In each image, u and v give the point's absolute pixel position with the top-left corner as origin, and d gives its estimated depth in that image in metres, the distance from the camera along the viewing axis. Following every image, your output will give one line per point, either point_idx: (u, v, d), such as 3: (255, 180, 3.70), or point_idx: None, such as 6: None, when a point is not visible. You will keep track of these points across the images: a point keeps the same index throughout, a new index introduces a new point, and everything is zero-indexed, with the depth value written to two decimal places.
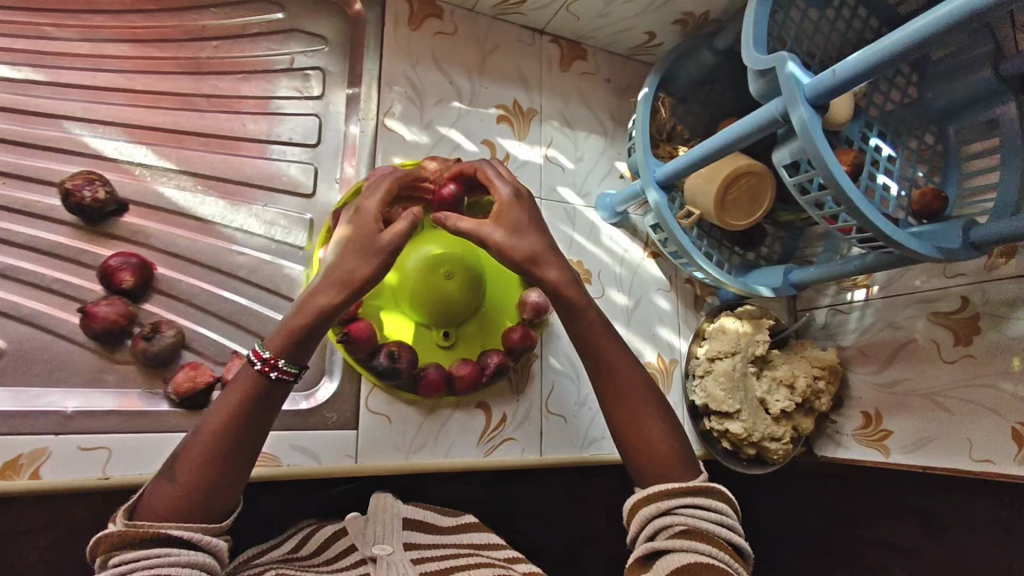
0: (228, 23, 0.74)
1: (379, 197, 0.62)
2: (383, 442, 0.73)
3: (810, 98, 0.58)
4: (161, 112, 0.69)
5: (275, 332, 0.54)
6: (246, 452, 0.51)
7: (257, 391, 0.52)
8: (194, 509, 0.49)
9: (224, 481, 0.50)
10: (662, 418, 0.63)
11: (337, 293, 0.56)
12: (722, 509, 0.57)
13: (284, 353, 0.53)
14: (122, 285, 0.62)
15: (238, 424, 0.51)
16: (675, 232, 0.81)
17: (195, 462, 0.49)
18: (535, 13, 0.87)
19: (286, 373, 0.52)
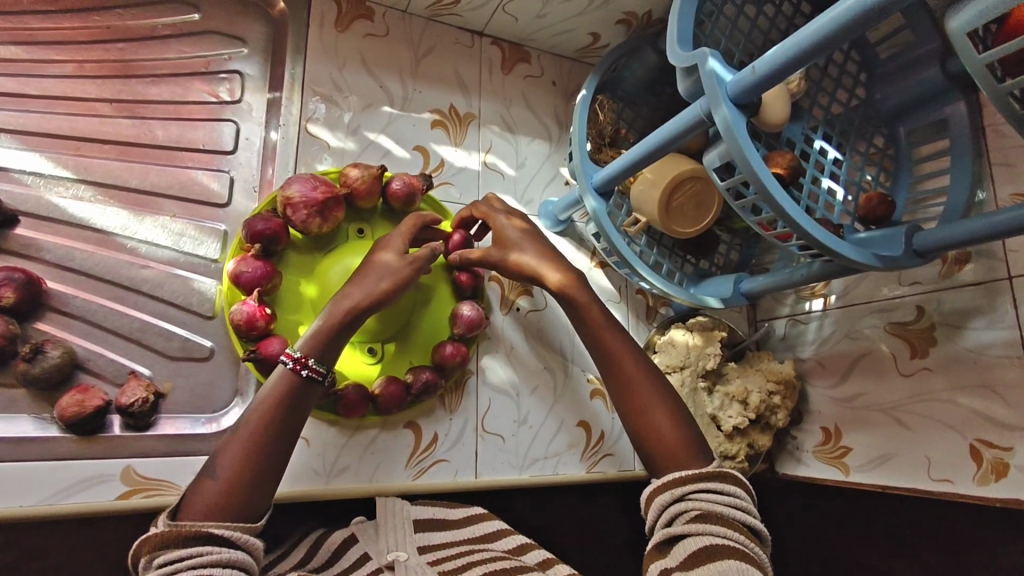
0: (137, 25, 0.72)
1: (398, 237, 0.67)
2: (300, 467, 0.67)
3: (732, 97, 0.54)
4: (58, 119, 0.66)
5: (306, 336, 0.59)
6: (284, 450, 0.55)
7: (292, 390, 0.56)
8: (236, 508, 0.50)
9: (264, 478, 0.52)
10: (659, 409, 0.63)
11: (363, 297, 0.62)
12: (737, 492, 0.56)
13: (315, 353, 0.58)
14: (1, 302, 0.58)
15: (279, 421, 0.54)
16: (615, 241, 0.77)
17: (239, 460, 0.52)
18: (471, 14, 0.84)
19: (315, 371, 0.57)
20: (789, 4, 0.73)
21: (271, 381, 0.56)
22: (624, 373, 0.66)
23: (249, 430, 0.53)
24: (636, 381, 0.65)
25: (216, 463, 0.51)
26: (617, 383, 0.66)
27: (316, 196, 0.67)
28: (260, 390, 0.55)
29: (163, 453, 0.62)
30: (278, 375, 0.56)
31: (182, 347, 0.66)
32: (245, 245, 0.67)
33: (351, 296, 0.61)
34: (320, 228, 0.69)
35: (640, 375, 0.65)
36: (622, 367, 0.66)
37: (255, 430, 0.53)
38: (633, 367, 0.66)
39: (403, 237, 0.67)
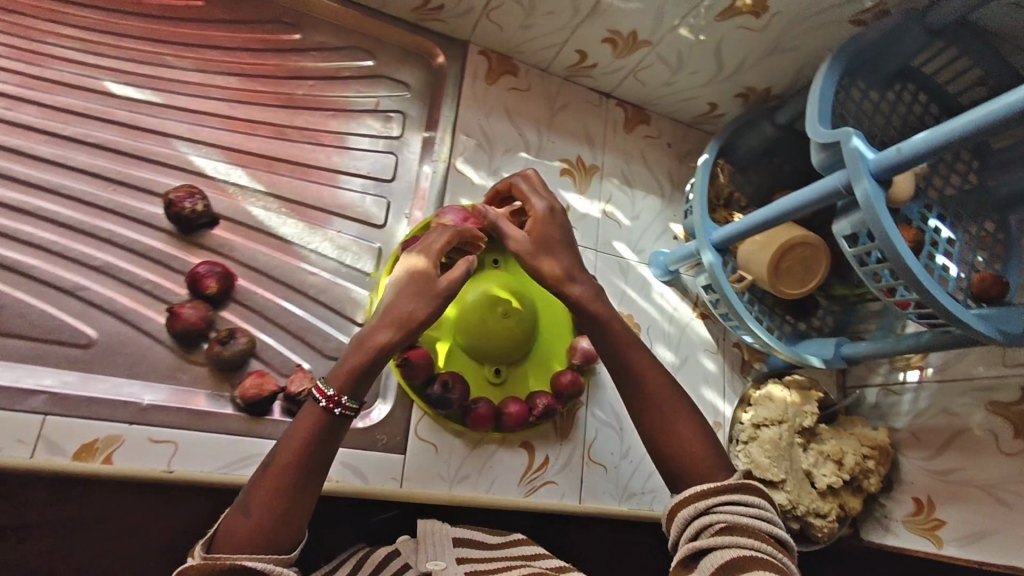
0: (324, 66, 0.82)
1: (440, 243, 0.64)
2: (428, 470, 0.73)
3: (874, 173, 0.60)
4: (256, 139, 0.76)
5: (335, 366, 0.55)
6: (315, 483, 0.52)
7: (321, 420, 0.52)
8: (269, 541, 0.48)
9: (298, 511, 0.50)
10: (698, 422, 0.62)
11: (393, 331, 0.56)
12: (760, 503, 0.56)
13: (349, 390, 0.53)
14: (206, 291, 0.66)
15: (315, 453, 0.52)
16: (727, 294, 0.82)
17: (272, 491, 0.50)
18: (604, 78, 0.93)
19: (348, 410, 0.53)
20: (908, 94, 0.78)
21: (299, 414, 0.53)
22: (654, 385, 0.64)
23: (279, 466, 0.50)
24: (666, 397, 0.63)
25: (249, 499, 0.50)
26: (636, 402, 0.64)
27: (466, 226, 0.75)
28: (290, 424, 0.53)
29: None
30: (308, 411, 0.53)
31: (337, 348, 0.73)
32: (400, 263, 0.75)
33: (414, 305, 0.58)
34: (464, 255, 0.76)
35: (665, 389, 0.64)
36: (643, 380, 0.65)
37: (286, 461, 0.50)
38: (655, 378, 0.65)
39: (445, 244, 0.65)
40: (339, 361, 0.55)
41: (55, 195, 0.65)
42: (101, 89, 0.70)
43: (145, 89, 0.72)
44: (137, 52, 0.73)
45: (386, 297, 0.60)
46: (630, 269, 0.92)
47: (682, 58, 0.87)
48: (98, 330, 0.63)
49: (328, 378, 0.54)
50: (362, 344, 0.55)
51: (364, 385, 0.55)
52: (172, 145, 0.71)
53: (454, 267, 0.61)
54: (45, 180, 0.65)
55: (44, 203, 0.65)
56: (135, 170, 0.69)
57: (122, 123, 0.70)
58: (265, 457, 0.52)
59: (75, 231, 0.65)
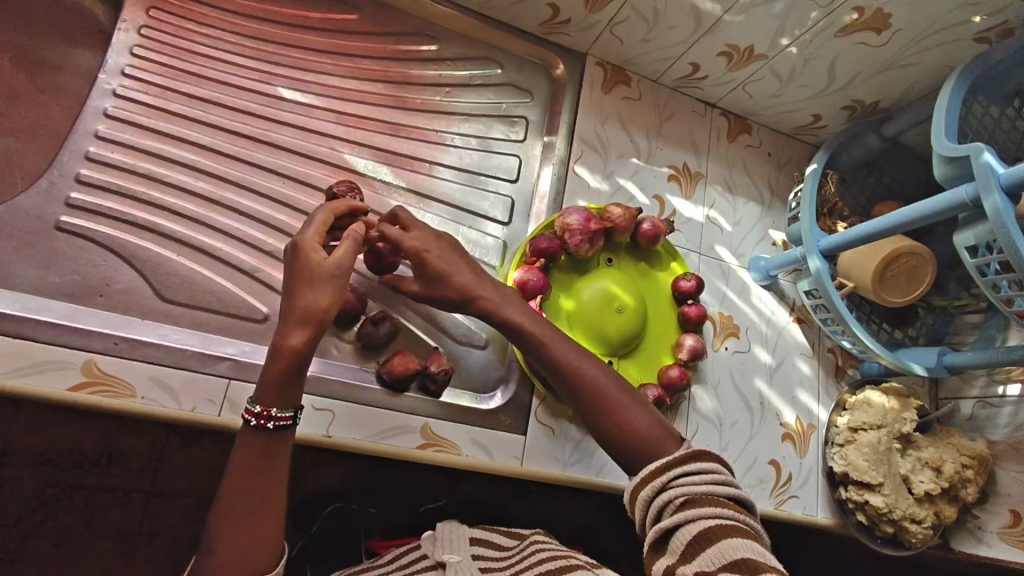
0: (458, 74, 0.89)
1: (315, 226, 0.61)
2: (545, 451, 0.78)
3: (1004, 187, 0.62)
4: (400, 140, 0.83)
5: (260, 379, 0.54)
6: (272, 495, 0.52)
7: (259, 442, 0.52)
8: (250, 564, 0.49)
9: (264, 532, 0.51)
10: (639, 405, 0.61)
11: (305, 331, 0.54)
12: (714, 467, 0.55)
13: (274, 399, 0.53)
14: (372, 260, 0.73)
15: (258, 469, 0.52)
16: (833, 300, 0.85)
17: (235, 522, 0.50)
18: (713, 88, 0.97)
19: (282, 419, 0.53)
20: None
21: (239, 445, 0.52)
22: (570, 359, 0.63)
23: (231, 495, 0.51)
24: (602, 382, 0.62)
25: (212, 537, 0.49)
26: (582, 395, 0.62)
27: (590, 226, 0.81)
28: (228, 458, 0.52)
29: (447, 418, 0.75)
30: (243, 440, 0.52)
31: (466, 334, 0.80)
32: (528, 258, 0.81)
33: (316, 300, 0.56)
34: (588, 251, 0.82)
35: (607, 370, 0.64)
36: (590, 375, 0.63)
37: (233, 489, 0.51)
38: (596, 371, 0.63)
39: (320, 227, 0.61)
40: (262, 370, 0.54)
41: (236, 186, 0.74)
42: (274, 94, 0.79)
43: (310, 95, 0.80)
44: (304, 61, 0.81)
45: (286, 292, 0.57)
46: (731, 273, 0.96)
47: (793, 71, 0.91)
48: (271, 309, 0.71)
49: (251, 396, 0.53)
50: (276, 349, 0.53)
51: (294, 387, 0.54)
52: (333, 146, 0.79)
53: (343, 246, 0.59)
54: (230, 173, 0.74)
55: (227, 193, 0.74)
56: (300, 165, 0.77)
57: (290, 124, 0.78)
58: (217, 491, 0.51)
59: (253, 219, 0.74)
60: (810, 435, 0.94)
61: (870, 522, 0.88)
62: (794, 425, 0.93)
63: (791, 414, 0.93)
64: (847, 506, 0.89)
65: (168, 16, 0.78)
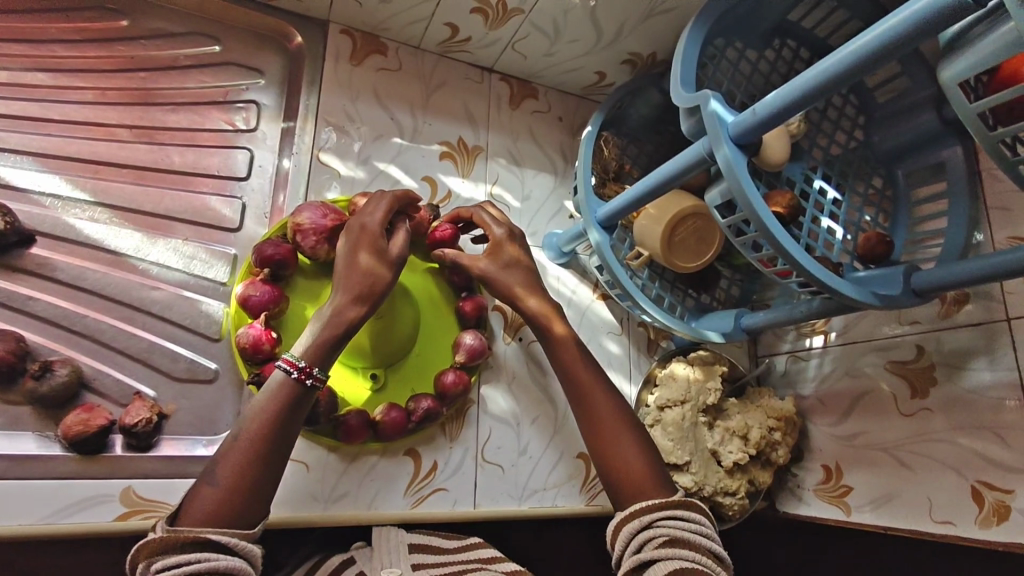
0: (159, 55, 0.74)
1: (382, 209, 0.67)
2: (300, 491, 0.67)
3: (734, 137, 0.56)
4: (76, 143, 0.68)
5: (304, 341, 0.58)
6: (282, 454, 0.54)
7: (293, 398, 0.56)
8: (236, 512, 0.50)
9: (259, 487, 0.52)
10: (640, 446, 0.65)
11: (359, 306, 0.61)
12: (701, 519, 0.59)
13: (318, 361, 0.58)
14: None
15: (278, 420, 0.54)
16: (618, 274, 0.78)
17: (239, 466, 0.52)
18: (482, 51, 0.87)
19: (319, 381, 0.57)
20: (788, 50, 0.75)
21: (269, 389, 0.56)
22: (590, 400, 0.69)
23: (248, 436, 0.53)
24: (601, 412, 0.68)
25: (217, 470, 0.51)
26: (583, 413, 0.69)
27: (325, 222, 0.69)
28: (260, 396, 0.55)
29: (162, 475, 0.62)
30: (278, 384, 0.56)
31: (188, 369, 0.66)
32: (254, 269, 0.68)
33: (371, 278, 0.63)
34: (326, 253, 0.70)
35: (610, 405, 0.69)
36: (590, 397, 0.69)
37: (253, 440, 0.53)
38: (602, 404, 0.69)
39: (388, 211, 0.67)
40: (308, 337, 0.59)
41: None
42: None
43: None
44: None
45: (341, 266, 0.63)
46: None
47: (557, 25, 0.81)
48: None
49: (299, 352, 0.58)
50: (335, 319, 0.60)
51: (332, 358, 0.59)
52: None
53: (398, 238, 0.67)
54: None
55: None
56: None
57: None
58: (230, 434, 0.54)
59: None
60: None
61: None
62: None
63: None
64: None
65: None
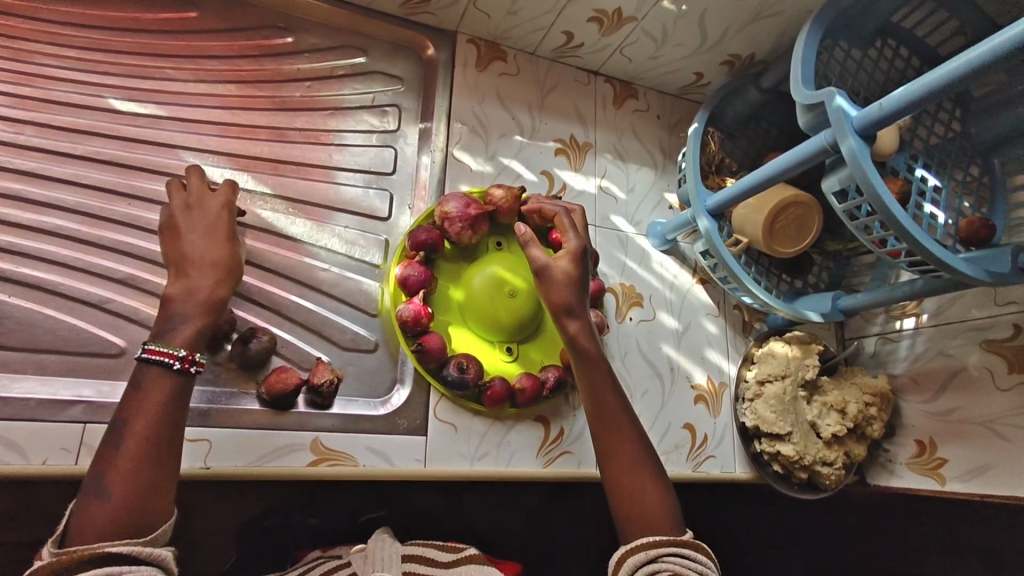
0: (318, 66, 0.84)
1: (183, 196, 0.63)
2: (449, 450, 0.76)
3: (857, 130, 0.63)
4: (258, 143, 0.78)
5: (174, 328, 0.55)
6: (169, 450, 0.51)
7: (172, 391, 0.52)
8: (139, 520, 0.48)
9: (146, 492, 0.48)
10: (655, 476, 0.65)
11: (219, 287, 0.58)
12: (704, 559, 0.59)
13: (196, 348, 0.55)
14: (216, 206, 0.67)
15: (165, 422, 0.51)
16: (725, 257, 0.86)
17: (120, 473, 0.48)
18: (591, 56, 0.95)
19: (201, 366, 0.54)
20: (890, 49, 0.80)
21: (144, 386, 0.52)
22: None
23: (130, 447, 0.49)
24: None
25: (99, 481, 0.48)
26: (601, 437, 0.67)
27: (469, 212, 0.77)
28: (134, 393, 0.52)
29: (340, 429, 0.72)
30: (149, 378, 0.52)
31: (353, 339, 0.76)
32: (408, 252, 0.77)
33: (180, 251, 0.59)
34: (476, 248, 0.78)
35: None
36: (621, 428, 0.67)
37: (137, 441, 0.49)
38: None
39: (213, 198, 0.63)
40: (174, 324, 0.55)
41: (75, 214, 0.69)
42: (104, 107, 0.72)
43: (148, 104, 0.74)
44: (138, 67, 0.75)
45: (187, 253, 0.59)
46: (629, 241, 0.95)
47: (665, 30, 0.88)
48: (128, 340, 0.66)
49: (175, 340, 0.54)
50: (194, 298, 0.57)
51: (200, 339, 0.56)
52: (179, 155, 0.74)
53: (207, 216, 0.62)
54: (64, 199, 0.69)
55: (63, 222, 0.68)
56: (146, 182, 0.72)
57: (130, 138, 0.72)
58: (107, 438, 0.50)
59: (112, 250, 0.69)
60: (723, 393, 0.94)
61: (785, 470, 0.90)
62: (706, 385, 0.94)
63: (701, 375, 0.94)
64: (762, 458, 0.90)
65: (9, 40, 0.71)
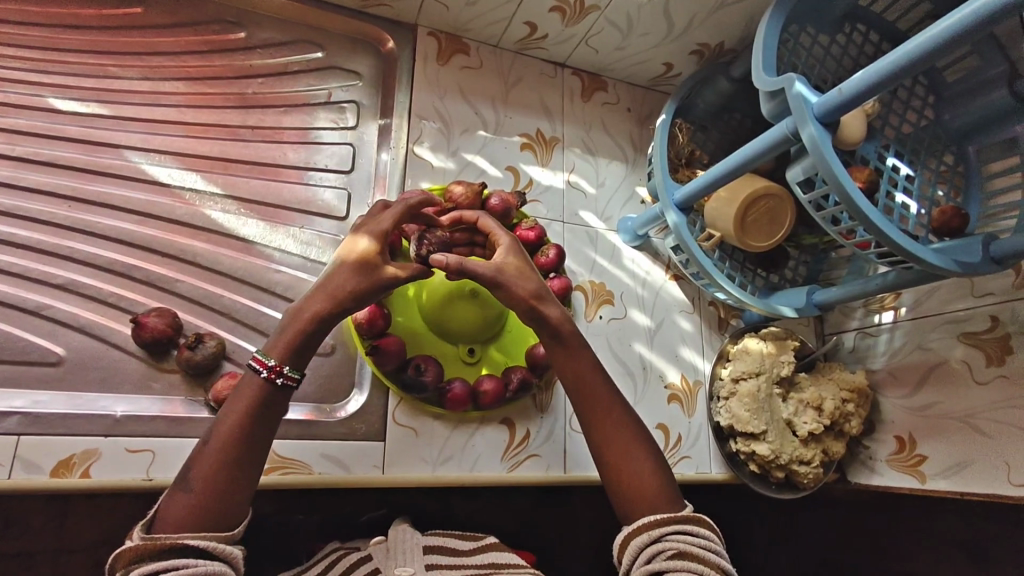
0: (272, 62, 0.81)
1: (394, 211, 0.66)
2: (409, 455, 0.73)
3: (819, 116, 0.61)
4: (209, 142, 0.75)
5: (275, 340, 0.57)
6: (256, 453, 0.53)
7: (264, 396, 0.54)
8: (216, 517, 0.50)
9: (230, 491, 0.51)
10: (649, 454, 0.63)
11: (324, 303, 0.58)
12: (709, 533, 0.58)
13: (288, 360, 0.56)
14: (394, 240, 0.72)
15: (253, 425, 0.53)
16: (695, 252, 0.83)
17: (208, 469, 0.51)
18: (557, 47, 0.92)
19: (290, 379, 0.55)
20: (859, 35, 0.78)
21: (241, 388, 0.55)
22: None
23: (217, 445, 0.52)
24: None
25: (189, 474, 0.51)
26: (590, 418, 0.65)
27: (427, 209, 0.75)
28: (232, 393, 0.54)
29: (295, 436, 0.69)
30: (248, 383, 0.55)
31: None
32: None
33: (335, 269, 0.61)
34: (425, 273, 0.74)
35: None
36: (609, 409, 0.65)
37: (225, 439, 0.52)
38: None
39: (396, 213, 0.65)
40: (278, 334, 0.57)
41: (29, 221, 0.67)
42: (44, 107, 0.70)
43: (91, 103, 0.72)
44: (80, 65, 0.72)
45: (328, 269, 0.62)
46: (599, 237, 0.92)
47: (630, 20, 0.86)
48: (69, 348, 0.64)
49: (270, 350, 0.56)
50: (297, 315, 0.58)
51: (304, 353, 0.57)
52: (124, 156, 0.71)
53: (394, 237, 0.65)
54: (16, 206, 0.66)
55: (13, 229, 0.66)
56: (89, 184, 0.69)
57: (72, 138, 0.70)
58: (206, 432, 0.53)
59: (55, 256, 0.66)
60: (698, 391, 0.92)
61: (762, 470, 0.87)
62: (679, 384, 0.91)
63: (675, 374, 0.91)
64: (738, 458, 0.88)
65: None
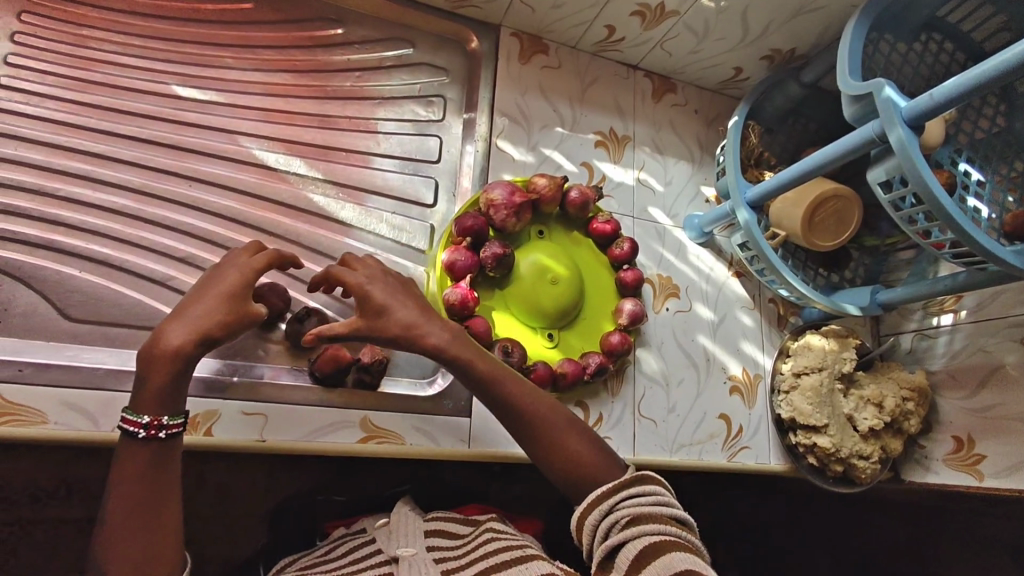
0: (368, 57, 0.86)
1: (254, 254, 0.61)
2: (492, 431, 0.77)
3: (906, 120, 0.64)
4: (311, 131, 0.80)
5: (138, 388, 0.52)
6: (162, 508, 0.51)
7: (150, 453, 0.52)
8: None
9: (153, 549, 0.50)
10: (582, 433, 0.64)
11: (188, 339, 0.53)
12: (657, 489, 0.59)
13: (159, 407, 0.52)
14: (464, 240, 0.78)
15: (148, 483, 0.51)
16: (765, 250, 0.86)
17: (120, 541, 0.49)
18: (632, 50, 0.96)
19: (172, 427, 0.52)
20: (935, 43, 0.80)
21: (123, 457, 0.51)
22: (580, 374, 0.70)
23: (120, 516, 0.50)
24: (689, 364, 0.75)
25: (103, 552, 0.49)
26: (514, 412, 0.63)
27: (514, 199, 0.79)
28: (114, 466, 0.51)
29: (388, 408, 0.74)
30: (127, 448, 0.52)
31: None
32: (454, 238, 0.78)
33: (190, 309, 0.55)
34: (493, 275, 0.79)
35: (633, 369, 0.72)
36: (524, 402, 0.63)
37: (122, 505, 0.50)
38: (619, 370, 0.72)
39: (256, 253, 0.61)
40: (139, 384, 0.52)
41: (159, 200, 0.72)
42: (168, 93, 0.75)
43: (209, 91, 0.77)
44: (199, 56, 0.78)
45: (177, 310, 0.55)
46: (667, 233, 0.96)
47: (707, 25, 0.90)
48: None
49: (133, 406, 0.52)
50: (157, 356, 0.52)
51: (178, 395, 0.53)
52: (237, 141, 0.77)
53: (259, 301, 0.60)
54: (148, 186, 0.72)
55: (145, 208, 0.71)
56: (205, 166, 0.75)
57: (191, 123, 0.75)
58: (102, 508, 0.50)
59: (178, 232, 0.72)
60: (758, 384, 0.95)
61: (820, 463, 0.90)
62: (741, 376, 0.94)
63: (737, 366, 0.94)
64: (798, 450, 0.91)
65: (81, 28, 0.74)
